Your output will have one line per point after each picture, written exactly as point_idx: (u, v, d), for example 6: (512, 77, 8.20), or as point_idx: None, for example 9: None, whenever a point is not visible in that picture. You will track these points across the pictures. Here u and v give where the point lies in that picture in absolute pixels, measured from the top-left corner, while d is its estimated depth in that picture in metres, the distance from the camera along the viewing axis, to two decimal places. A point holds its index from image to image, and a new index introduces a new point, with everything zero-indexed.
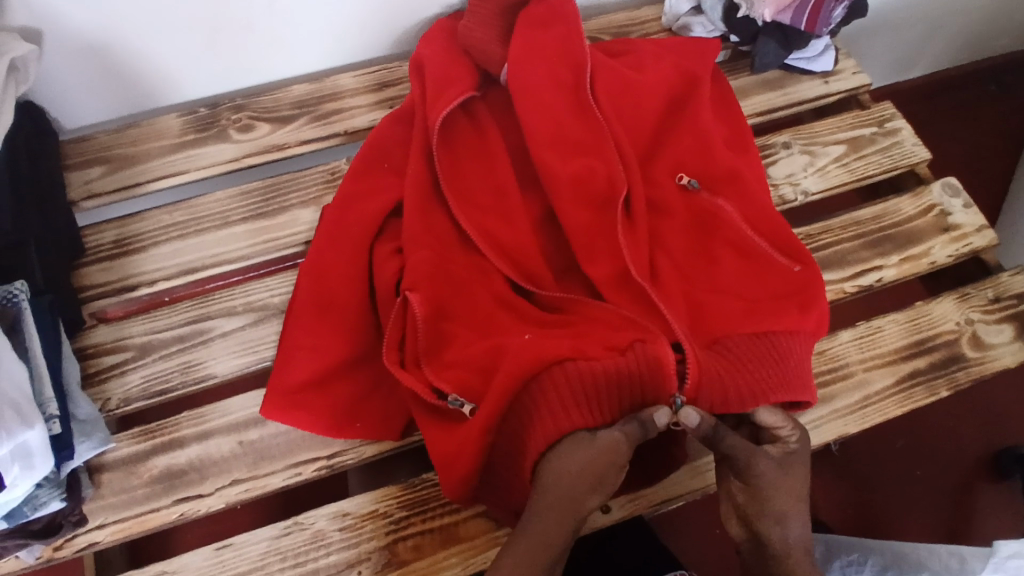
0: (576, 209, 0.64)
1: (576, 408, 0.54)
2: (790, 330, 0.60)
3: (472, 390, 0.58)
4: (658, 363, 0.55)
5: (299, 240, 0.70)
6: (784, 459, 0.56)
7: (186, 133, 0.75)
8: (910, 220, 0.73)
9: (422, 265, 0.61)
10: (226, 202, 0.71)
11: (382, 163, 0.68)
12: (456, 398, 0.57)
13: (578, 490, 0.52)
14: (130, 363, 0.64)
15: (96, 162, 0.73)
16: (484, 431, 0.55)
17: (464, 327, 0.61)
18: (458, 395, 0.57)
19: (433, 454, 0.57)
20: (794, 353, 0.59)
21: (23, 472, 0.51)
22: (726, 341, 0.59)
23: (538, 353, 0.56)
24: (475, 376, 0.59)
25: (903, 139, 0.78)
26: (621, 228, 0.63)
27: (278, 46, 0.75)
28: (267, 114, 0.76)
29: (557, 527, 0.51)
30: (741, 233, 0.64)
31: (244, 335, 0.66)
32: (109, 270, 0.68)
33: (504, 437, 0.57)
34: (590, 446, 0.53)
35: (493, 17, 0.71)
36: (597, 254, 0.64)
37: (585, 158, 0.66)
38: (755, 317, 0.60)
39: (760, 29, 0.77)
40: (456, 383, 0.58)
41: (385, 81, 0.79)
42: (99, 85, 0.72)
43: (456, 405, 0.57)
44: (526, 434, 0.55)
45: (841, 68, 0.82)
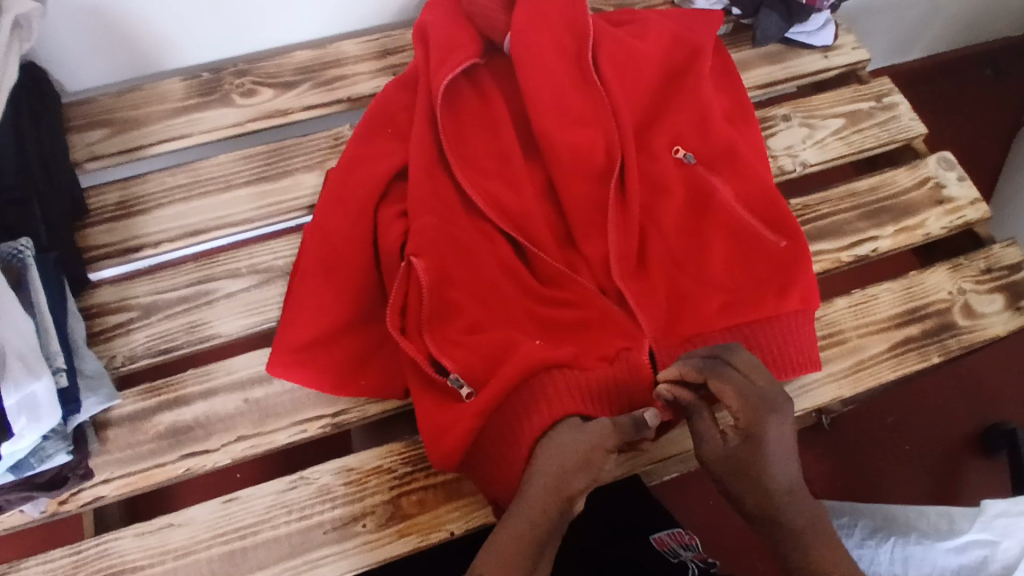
0: (567, 189, 0.66)
1: (567, 396, 0.57)
2: (769, 314, 0.61)
3: (476, 355, 0.59)
4: (641, 367, 0.59)
5: (302, 204, 0.70)
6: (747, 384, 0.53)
7: (188, 96, 0.75)
8: (906, 191, 0.75)
9: (429, 232, 0.62)
10: (229, 165, 0.72)
11: (386, 128, 0.68)
12: (457, 377, 0.57)
13: (564, 472, 0.52)
14: (135, 322, 0.65)
15: (98, 125, 0.73)
16: (484, 410, 0.56)
17: (465, 293, 0.62)
18: (460, 375, 0.58)
19: (423, 424, 0.58)
20: (769, 338, 0.61)
21: (30, 423, 0.51)
22: (704, 325, 0.61)
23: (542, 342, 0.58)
24: (477, 343, 0.60)
25: (900, 114, 0.79)
26: (612, 205, 0.64)
27: (282, 9, 0.75)
28: (270, 79, 0.76)
29: (541, 506, 0.50)
30: (732, 213, 0.64)
31: (249, 296, 0.66)
32: (112, 231, 0.68)
33: (500, 422, 0.58)
34: (585, 426, 0.54)
35: None
36: (591, 228, 0.66)
37: (582, 134, 0.66)
38: (736, 299, 0.62)
39: (762, 1, 0.78)
40: (456, 351, 0.59)
41: (388, 48, 0.79)
42: (101, 46, 0.71)
43: (455, 385, 0.58)
44: (522, 421, 0.57)
45: (841, 43, 0.83)
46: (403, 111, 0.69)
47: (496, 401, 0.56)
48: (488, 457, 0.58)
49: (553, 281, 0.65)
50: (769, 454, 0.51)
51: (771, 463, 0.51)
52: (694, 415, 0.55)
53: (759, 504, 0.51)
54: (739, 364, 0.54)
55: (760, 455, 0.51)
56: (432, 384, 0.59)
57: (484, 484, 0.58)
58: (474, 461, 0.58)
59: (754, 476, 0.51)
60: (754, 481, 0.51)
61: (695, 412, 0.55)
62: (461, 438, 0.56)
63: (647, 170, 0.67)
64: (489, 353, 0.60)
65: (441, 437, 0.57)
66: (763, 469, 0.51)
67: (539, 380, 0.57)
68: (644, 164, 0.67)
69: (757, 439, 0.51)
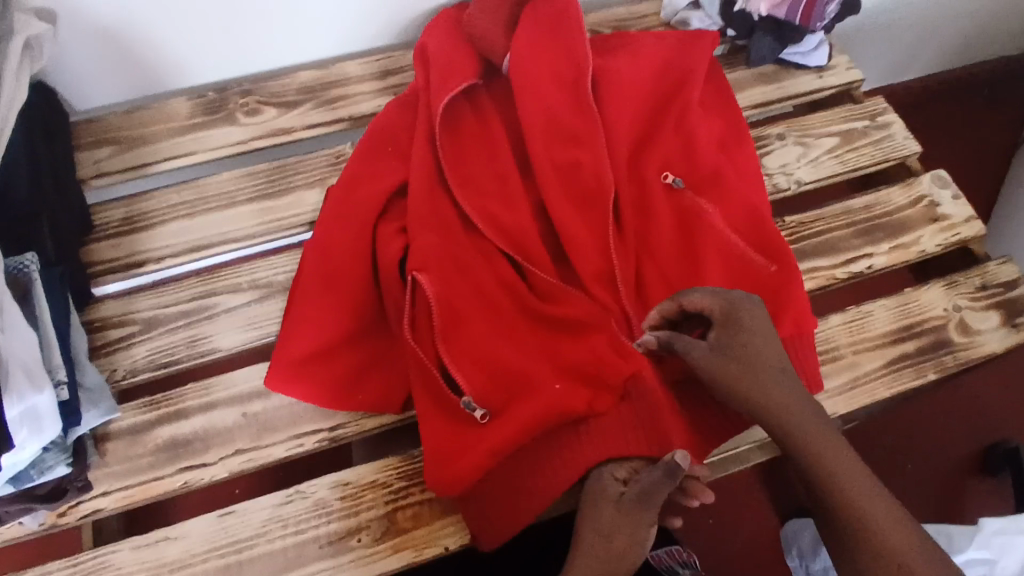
0: (562, 208, 0.66)
1: (589, 445, 0.57)
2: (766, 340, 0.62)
3: (484, 387, 0.60)
4: (656, 399, 0.58)
5: (303, 220, 0.71)
6: (721, 299, 0.58)
7: (194, 115, 0.76)
8: (900, 209, 0.75)
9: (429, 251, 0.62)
10: (233, 182, 0.73)
11: (387, 147, 0.69)
12: (470, 402, 0.58)
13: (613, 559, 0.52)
14: (136, 336, 0.66)
15: (105, 143, 0.74)
16: (501, 444, 0.57)
17: (472, 315, 0.62)
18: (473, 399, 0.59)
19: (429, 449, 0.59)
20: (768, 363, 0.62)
21: (32, 435, 0.52)
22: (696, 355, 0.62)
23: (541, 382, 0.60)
24: (483, 367, 0.60)
25: (894, 133, 0.81)
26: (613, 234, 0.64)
27: (287, 31, 0.77)
28: (274, 99, 0.78)
29: None
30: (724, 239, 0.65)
31: (249, 312, 0.67)
32: (117, 247, 0.69)
33: (514, 459, 0.59)
34: (624, 503, 0.53)
35: (499, 6, 0.72)
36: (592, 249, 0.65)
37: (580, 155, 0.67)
38: None
39: (756, 23, 0.79)
40: (465, 374, 0.60)
41: (390, 68, 0.80)
42: (111, 67, 0.74)
43: (469, 409, 0.58)
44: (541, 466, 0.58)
45: (835, 63, 0.85)
46: (403, 134, 0.70)
47: (512, 437, 0.58)
48: (503, 487, 0.58)
49: (547, 301, 0.64)
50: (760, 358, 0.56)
51: (753, 344, 0.56)
52: (682, 342, 0.57)
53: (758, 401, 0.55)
54: (708, 288, 0.59)
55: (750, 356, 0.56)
56: (443, 408, 0.60)
57: (489, 517, 0.58)
58: (487, 491, 0.58)
59: (745, 362, 0.56)
60: (745, 370, 0.55)
61: (681, 338, 0.57)
62: (480, 452, 0.57)
63: (642, 192, 0.68)
64: (497, 376, 0.60)
65: (455, 457, 0.58)
66: (750, 356, 0.56)
67: (559, 414, 0.58)
68: (639, 187, 0.68)
69: (735, 325, 0.57)
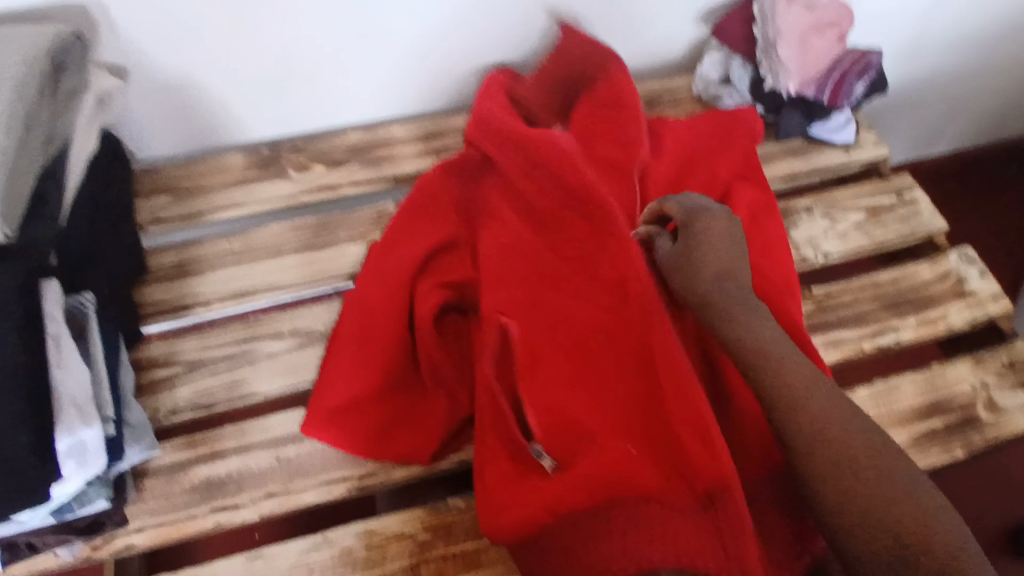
0: (608, 267, 0.62)
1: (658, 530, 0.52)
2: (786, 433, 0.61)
3: (553, 439, 0.58)
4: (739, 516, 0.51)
5: (345, 273, 0.75)
6: (690, 214, 0.63)
7: (248, 170, 0.81)
8: (926, 284, 0.77)
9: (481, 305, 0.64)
10: (281, 235, 0.77)
11: (426, 213, 0.70)
12: (538, 449, 0.59)
13: None
14: (180, 377, 0.68)
15: (163, 192, 0.79)
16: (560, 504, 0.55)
17: (549, 360, 0.61)
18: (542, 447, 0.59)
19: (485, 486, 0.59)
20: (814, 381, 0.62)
21: (77, 467, 0.55)
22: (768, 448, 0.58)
23: (617, 446, 0.56)
24: (555, 416, 0.59)
25: (920, 210, 0.83)
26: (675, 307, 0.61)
27: (339, 94, 0.82)
28: (323, 157, 0.82)
29: None
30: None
31: (288, 358, 0.70)
32: (168, 290, 0.73)
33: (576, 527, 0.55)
34: None
35: (549, 81, 0.77)
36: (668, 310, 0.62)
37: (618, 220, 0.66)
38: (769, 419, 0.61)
39: (784, 102, 0.83)
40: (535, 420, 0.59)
41: (433, 132, 0.85)
42: (175, 122, 0.79)
43: (537, 456, 0.59)
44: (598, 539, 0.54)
45: (862, 139, 0.87)
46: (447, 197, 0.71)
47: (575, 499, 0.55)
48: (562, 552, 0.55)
49: (600, 362, 0.60)
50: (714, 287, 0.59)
51: (712, 256, 0.60)
52: (658, 241, 0.64)
53: (730, 326, 0.57)
54: (698, 200, 0.64)
55: (701, 267, 0.59)
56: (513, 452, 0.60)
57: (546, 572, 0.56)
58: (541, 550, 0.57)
59: (693, 246, 0.61)
60: (695, 232, 0.62)
61: (661, 237, 0.64)
62: (538, 509, 0.56)
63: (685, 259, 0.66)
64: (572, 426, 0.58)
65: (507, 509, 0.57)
66: (702, 258, 0.60)
67: (628, 484, 0.54)
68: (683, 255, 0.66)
69: (696, 235, 0.61)
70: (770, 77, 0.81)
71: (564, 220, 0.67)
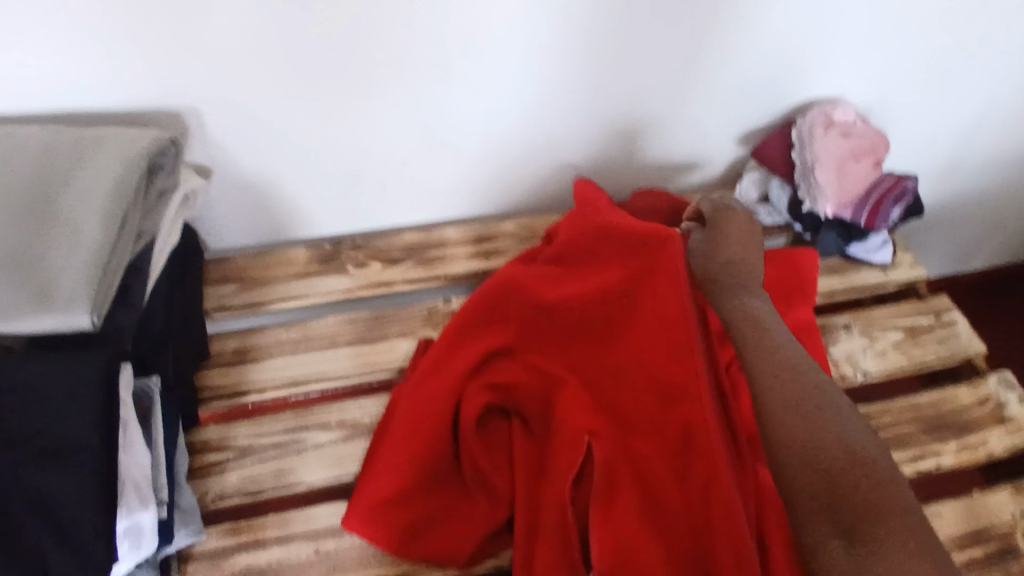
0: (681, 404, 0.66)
1: None
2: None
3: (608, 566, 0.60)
4: None
5: (394, 367, 0.78)
6: (718, 210, 0.80)
7: (311, 263, 0.86)
8: (967, 407, 0.77)
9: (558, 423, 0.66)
10: (336, 326, 0.80)
11: (493, 320, 0.73)
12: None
13: None
14: (230, 462, 0.71)
15: (231, 280, 0.84)
16: None
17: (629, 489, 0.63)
18: None
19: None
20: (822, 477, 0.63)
21: (131, 549, 0.57)
22: None
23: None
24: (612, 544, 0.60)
25: (959, 331, 0.84)
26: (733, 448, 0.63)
27: (400, 196, 0.89)
28: (381, 254, 0.87)
29: None
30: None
31: (334, 450, 0.72)
32: (227, 375, 0.77)
33: None
34: None
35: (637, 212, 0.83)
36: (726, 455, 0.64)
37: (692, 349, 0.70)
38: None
39: (823, 224, 0.85)
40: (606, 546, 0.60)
41: (484, 235, 0.90)
42: (248, 216, 0.86)
43: None
44: None
45: (899, 260, 0.91)
46: (523, 305, 0.74)
47: None
48: None
49: (669, 492, 0.63)
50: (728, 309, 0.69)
51: (730, 244, 0.76)
52: (692, 232, 0.80)
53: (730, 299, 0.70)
54: (733, 206, 0.81)
55: (719, 250, 0.75)
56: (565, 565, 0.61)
57: None
58: None
59: (718, 236, 0.77)
60: (719, 233, 0.77)
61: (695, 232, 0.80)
62: None
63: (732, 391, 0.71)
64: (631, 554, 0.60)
65: None
66: (721, 243, 0.76)
67: None
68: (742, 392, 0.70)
69: (718, 229, 0.77)
70: (807, 200, 0.84)
71: (655, 332, 0.70)
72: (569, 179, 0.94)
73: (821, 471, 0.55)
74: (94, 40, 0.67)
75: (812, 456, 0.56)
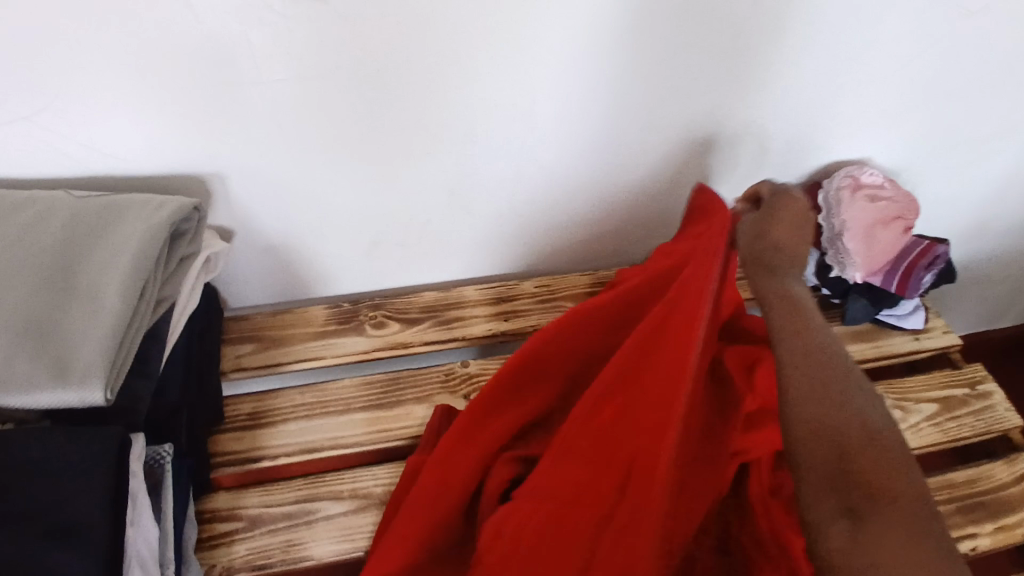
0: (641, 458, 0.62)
1: None
2: None
3: None
4: None
5: (409, 434, 0.76)
6: (774, 193, 0.73)
7: (329, 323, 0.85)
8: (1004, 487, 0.73)
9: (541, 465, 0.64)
10: (351, 390, 0.79)
11: (537, 379, 0.73)
12: None
13: None
14: (239, 533, 0.69)
15: (248, 340, 0.84)
16: None
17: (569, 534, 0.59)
18: None
19: None
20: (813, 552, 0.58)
21: None
22: None
23: None
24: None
25: (995, 403, 0.80)
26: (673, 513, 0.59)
27: (421, 257, 0.88)
28: (399, 314, 0.87)
29: None
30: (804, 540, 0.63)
31: (345, 522, 0.70)
32: (240, 440, 0.76)
33: None
34: None
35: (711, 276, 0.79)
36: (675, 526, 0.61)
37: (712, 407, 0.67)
38: None
39: (850, 287, 0.85)
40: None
41: (503, 296, 0.89)
42: (269, 275, 0.86)
43: None
44: None
45: (930, 327, 0.88)
46: (562, 359, 0.73)
47: None
48: None
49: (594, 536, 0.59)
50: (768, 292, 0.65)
51: (778, 231, 0.69)
52: (743, 214, 0.73)
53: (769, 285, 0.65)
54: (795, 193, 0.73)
55: (766, 234, 0.69)
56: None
57: None
58: None
59: (768, 221, 0.70)
60: (770, 220, 0.70)
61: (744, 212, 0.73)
62: None
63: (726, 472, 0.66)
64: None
65: None
66: (769, 228, 0.69)
67: None
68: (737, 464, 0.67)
69: (770, 212, 0.70)
70: (835, 264, 0.83)
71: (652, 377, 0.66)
72: (589, 240, 0.93)
73: (836, 445, 0.50)
74: (124, 108, 0.68)
75: (835, 434, 0.50)
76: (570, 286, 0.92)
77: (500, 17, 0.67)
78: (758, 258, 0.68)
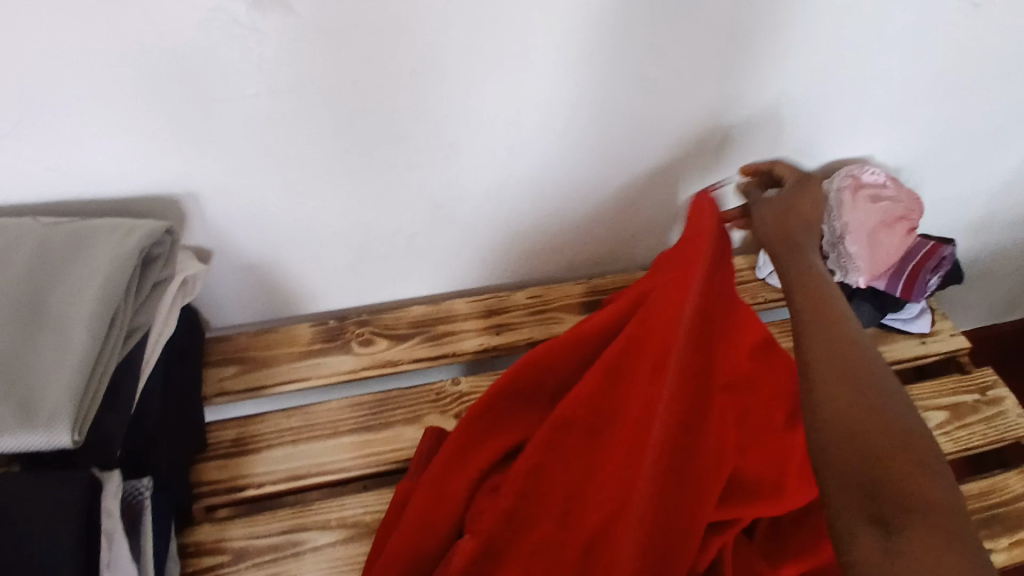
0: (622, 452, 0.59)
1: None
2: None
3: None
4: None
5: (399, 457, 0.74)
6: (798, 179, 0.81)
7: (314, 341, 0.83)
8: (1019, 498, 0.71)
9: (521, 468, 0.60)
10: (338, 412, 0.77)
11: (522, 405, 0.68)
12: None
13: None
14: (224, 567, 0.67)
15: (231, 361, 0.81)
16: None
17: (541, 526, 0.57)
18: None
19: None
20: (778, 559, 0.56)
21: None
22: None
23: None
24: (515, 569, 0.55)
25: (1007, 409, 0.77)
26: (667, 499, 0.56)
27: (409, 271, 0.86)
28: (387, 330, 0.84)
29: None
30: (794, 566, 0.60)
31: (333, 553, 0.68)
32: (224, 468, 0.73)
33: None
34: None
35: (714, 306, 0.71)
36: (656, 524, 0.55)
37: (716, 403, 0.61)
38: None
39: (854, 291, 0.82)
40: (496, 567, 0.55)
41: (495, 308, 0.87)
42: (251, 294, 0.83)
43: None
44: None
45: (937, 329, 0.86)
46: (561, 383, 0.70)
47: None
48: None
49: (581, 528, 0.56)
50: (790, 270, 0.71)
51: (808, 197, 0.78)
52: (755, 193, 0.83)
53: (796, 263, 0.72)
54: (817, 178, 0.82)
55: (791, 215, 0.76)
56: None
57: None
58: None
59: (799, 194, 0.78)
60: (797, 195, 0.78)
61: (756, 192, 0.84)
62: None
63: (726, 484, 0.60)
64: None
65: None
66: (801, 199, 0.77)
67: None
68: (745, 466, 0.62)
69: (801, 188, 0.78)
70: (839, 269, 0.80)
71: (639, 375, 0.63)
72: (583, 248, 0.90)
73: (863, 451, 0.51)
74: (89, 129, 0.65)
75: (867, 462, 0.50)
76: (563, 296, 0.89)
77: (481, 26, 0.64)
78: (784, 228, 0.76)
